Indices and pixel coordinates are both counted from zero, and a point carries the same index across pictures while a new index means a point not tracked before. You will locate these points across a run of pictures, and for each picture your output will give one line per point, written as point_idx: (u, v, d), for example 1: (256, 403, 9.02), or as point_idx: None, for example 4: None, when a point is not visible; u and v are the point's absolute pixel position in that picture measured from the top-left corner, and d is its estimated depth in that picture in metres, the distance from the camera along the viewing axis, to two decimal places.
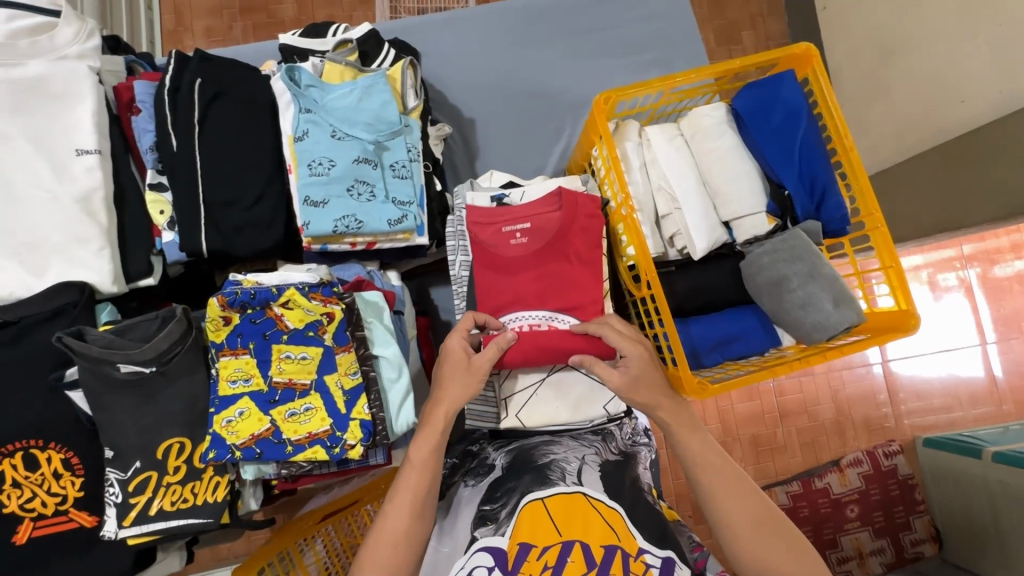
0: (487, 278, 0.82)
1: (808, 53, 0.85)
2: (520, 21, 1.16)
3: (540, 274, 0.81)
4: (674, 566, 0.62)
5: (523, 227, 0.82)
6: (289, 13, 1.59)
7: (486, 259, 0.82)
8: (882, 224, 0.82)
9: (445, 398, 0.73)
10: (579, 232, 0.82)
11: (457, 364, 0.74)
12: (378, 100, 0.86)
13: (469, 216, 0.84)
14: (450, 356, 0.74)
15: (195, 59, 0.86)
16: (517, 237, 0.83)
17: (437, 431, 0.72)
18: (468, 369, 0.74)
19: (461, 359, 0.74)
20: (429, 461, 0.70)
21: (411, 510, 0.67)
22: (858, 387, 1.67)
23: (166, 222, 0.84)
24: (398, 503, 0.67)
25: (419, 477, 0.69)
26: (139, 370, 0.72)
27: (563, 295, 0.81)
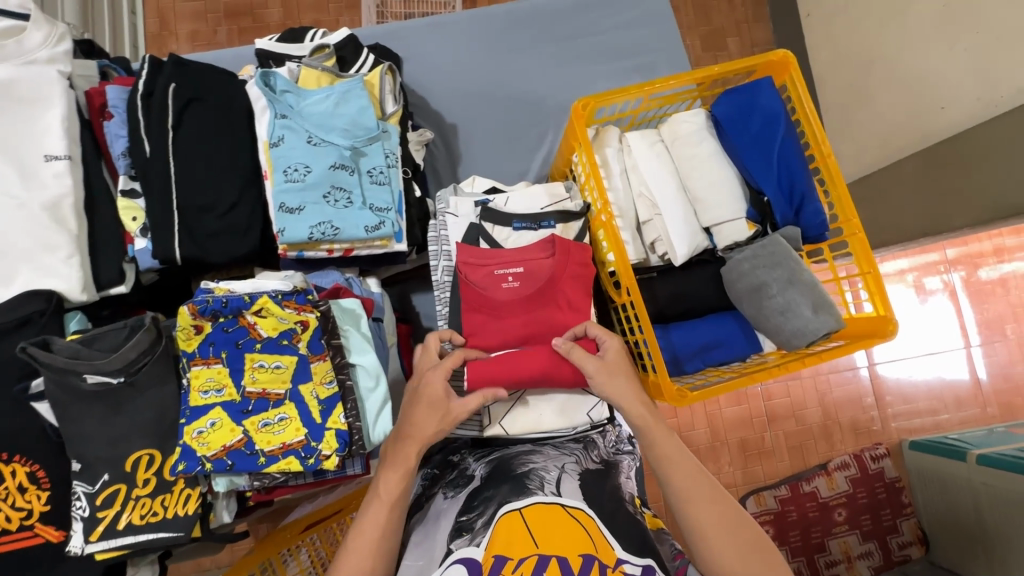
0: (474, 321, 0.80)
1: (786, 60, 0.86)
2: (502, 27, 1.15)
3: (529, 319, 0.79)
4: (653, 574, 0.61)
5: (516, 271, 0.80)
6: (275, 18, 1.58)
7: (475, 301, 0.79)
8: (860, 230, 0.83)
9: (418, 437, 0.70)
10: (570, 280, 0.80)
11: (434, 403, 0.70)
12: (355, 105, 0.85)
13: (459, 255, 0.82)
14: (428, 396, 0.70)
15: (169, 64, 0.84)
16: (508, 280, 0.81)
17: (407, 467, 0.69)
18: (445, 413, 0.70)
19: (439, 399, 0.70)
20: (399, 498, 0.68)
21: (372, 549, 0.66)
22: (844, 391, 1.68)
23: (139, 229, 0.82)
24: (362, 540, 0.66)
25: (385, 513, 0.67)
26: (107, 381, 0.71)
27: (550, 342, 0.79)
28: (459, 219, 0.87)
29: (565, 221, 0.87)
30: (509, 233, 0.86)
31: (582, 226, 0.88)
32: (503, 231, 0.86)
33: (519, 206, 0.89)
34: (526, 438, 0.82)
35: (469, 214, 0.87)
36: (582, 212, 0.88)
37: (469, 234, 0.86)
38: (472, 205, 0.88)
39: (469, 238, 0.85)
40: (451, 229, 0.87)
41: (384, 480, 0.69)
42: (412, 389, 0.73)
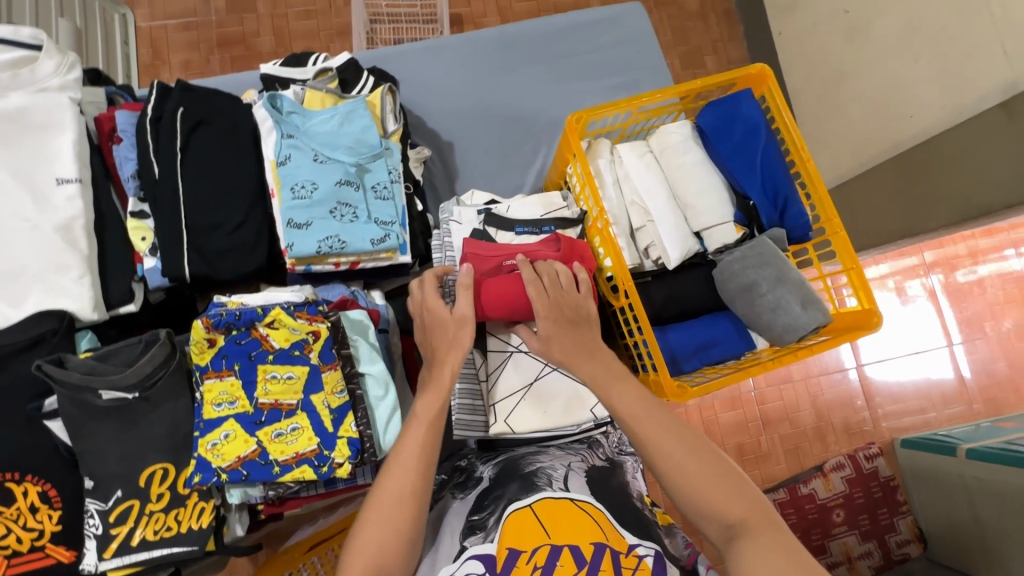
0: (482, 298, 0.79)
1: (763, 73, 0.92)
2: (493, 49, 1.21)
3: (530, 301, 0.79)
4: (664, 562, 0.64)
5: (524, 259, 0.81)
6: (267, 46, 1.62)
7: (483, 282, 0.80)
8: (842, 230, 0.87)
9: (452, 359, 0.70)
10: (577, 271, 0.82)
11: (444, 324, 0.72)
12: (359, 124, 0.89)
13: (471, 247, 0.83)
14: (439, 318, 0.72)
15: (177, 89, 0.88)
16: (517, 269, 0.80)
17: (442, 387, 0.69)
18: (456, 322, 0.72)
19: (447, 319, 0.72)
20: (437, 418, 0.68)
21: (415, 467, 0.64)
22: (835, 392, 1.72)
23: (148, 248, 0.84)
24: (404, 457, 0.65)
25: (425, 428, 0.67)
26: (122, 397, 0.72)
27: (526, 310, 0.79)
28: (463, 225, 0.90)
29: (564, 227, 0.91)
30: (511, 237, 0.89)
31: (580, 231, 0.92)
32: (506, 235, 0.89)
33: (520, 213, 0.92)
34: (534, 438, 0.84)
35: (473, 221, 0.91)
36: (579, 218, 0.92)
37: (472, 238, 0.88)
38: (475, 213, 0.92)
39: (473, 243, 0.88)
40: (455, 235, 0.90)
41: (422, 400, 0.69)
42: (420, 324, 0.75)
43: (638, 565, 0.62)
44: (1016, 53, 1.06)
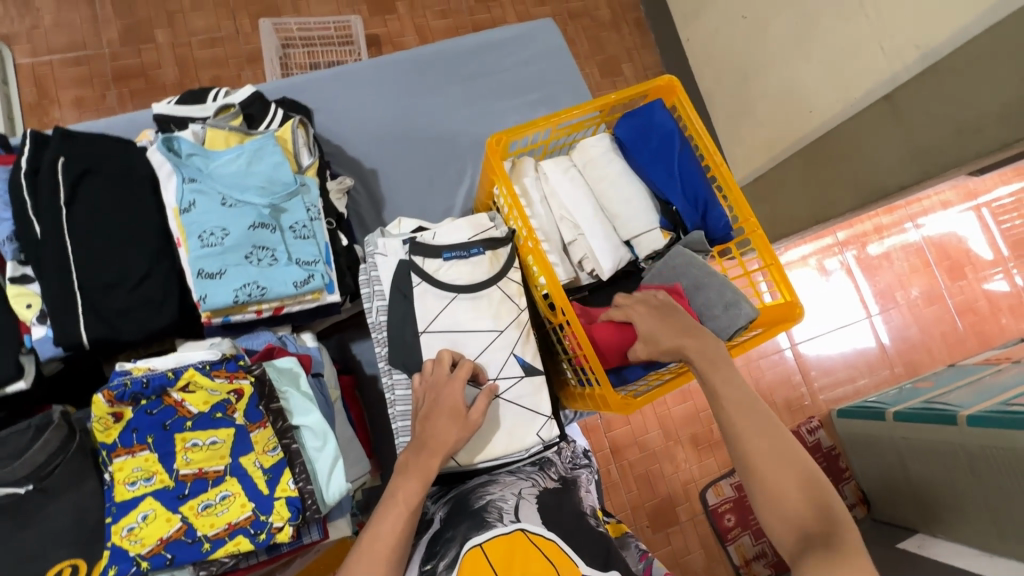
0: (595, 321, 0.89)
1: (671, 85, 0.96)
2: (408, 72, 1.19)
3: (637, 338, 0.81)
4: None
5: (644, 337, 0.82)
6: (170, 78, 1.52)
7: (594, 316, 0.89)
8: (758, 228, 0.91)
9: (442, 447, 0.71)
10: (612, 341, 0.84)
11: (452, 415, 0.73)
12: (269, 162, 0.84)
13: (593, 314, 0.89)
14: (449, 407, 0.73)
15: (55, 138, 0.79)
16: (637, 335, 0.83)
17: (427, 477, 0.70)
18: (466, 424, 0.73)
19: (457, 412, 0.73)
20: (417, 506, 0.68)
21: (384, 559, 0.65)
22: (775, 373, 1.80)
23: (35, 316, 0.76)
24: (377, 550, 0.65)
25: (405, 517, 0.67)
26: (11, 492, 0.64)
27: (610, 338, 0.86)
28: (389, 258, 0.86)
29: (492, 248, 0.87)
30: (440, 264, 0.85)
31: (510, 252, 0.89)
32: (433, 263, 0.85)
33: (447, 238, 0.88)
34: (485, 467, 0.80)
35: (399, 252, 0.86)
36: (508, 238, 0.89)
37: (400, 270, 0.85)
38: (400, 244, 0.87)
39: (401, 274, 0.84)
40: (382, 269, 0.86)
41: (404, 484, 0.69)
42: (424, 407, 0.74)
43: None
44: (893, 49, 1.16)
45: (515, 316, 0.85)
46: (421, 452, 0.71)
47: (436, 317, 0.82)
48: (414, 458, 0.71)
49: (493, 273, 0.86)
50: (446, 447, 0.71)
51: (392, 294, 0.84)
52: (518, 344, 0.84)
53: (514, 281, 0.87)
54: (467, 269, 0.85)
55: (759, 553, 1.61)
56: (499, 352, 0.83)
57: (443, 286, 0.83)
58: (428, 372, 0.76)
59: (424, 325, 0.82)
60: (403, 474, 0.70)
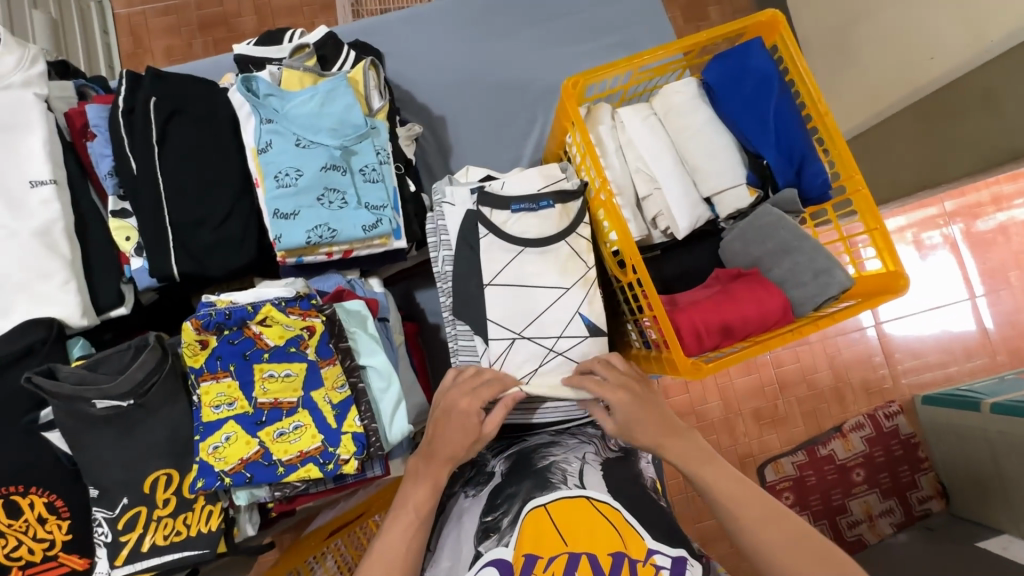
0: (702, 296, 0.86)
1: (775, 20, 0.85)
2: (481, 13, 1.13)
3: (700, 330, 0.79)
4: (685, 567, 0.61)
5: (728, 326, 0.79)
6: (249, 25, 1.55)
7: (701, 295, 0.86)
8: (863, 186, 0.81)
9: (449, 456, 0.70)
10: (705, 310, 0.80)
11: (465, 426, 0.71)
12: (341, 103, 0.83)
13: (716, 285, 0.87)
14: (460, 420, 0.71)
15: (148, 79, 0.82)
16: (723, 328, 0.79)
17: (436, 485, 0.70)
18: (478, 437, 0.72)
19: (471, 423, 0.71)
20: (426, 515, 0.68)
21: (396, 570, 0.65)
22: (853, 352, 1.67)
23: (133, 248, 0.81)
24: (386, 558, 0.65)
25: (412, 530, 0.67)
26: (116, 405, 0.70)
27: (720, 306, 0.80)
28: (456, 207, 0.84)
29: (563, 202, 0.83)
30: (507, 216, 0.82)
31: (582, 207, 0.84)
32: (501, 215, 0.82)
33: (516, 188, 0.84)
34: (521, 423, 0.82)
35: (466, 202, 0.84)
36: (580, 191, 0.84)
37: (467, 220, 0.83)
38: (468, 193, 0.85)
39: (468, 224, 0.82)
40: (449, 218, 0.84)
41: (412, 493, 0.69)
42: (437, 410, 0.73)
43: (655, 575, 0.60)
44: None
45: (583, 274, 0.82)
46: (430, 461, 0.71)
47: (502, 270, 0.80)
48: (423, 466, 0.71)
49: (561, 229, 0.82)
50: (455, 457, 0.71)
51: (459, 245, 0.83)
52: (583, 304, 0.81)
53: (583, 238, 0.83)
54: (534, 223, 0.81)
55: (884, 510, 1.57)
56: (563, 310, 0.80)
57: (510, 239, 0.80)
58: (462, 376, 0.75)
59: (488, 278, 0.81)
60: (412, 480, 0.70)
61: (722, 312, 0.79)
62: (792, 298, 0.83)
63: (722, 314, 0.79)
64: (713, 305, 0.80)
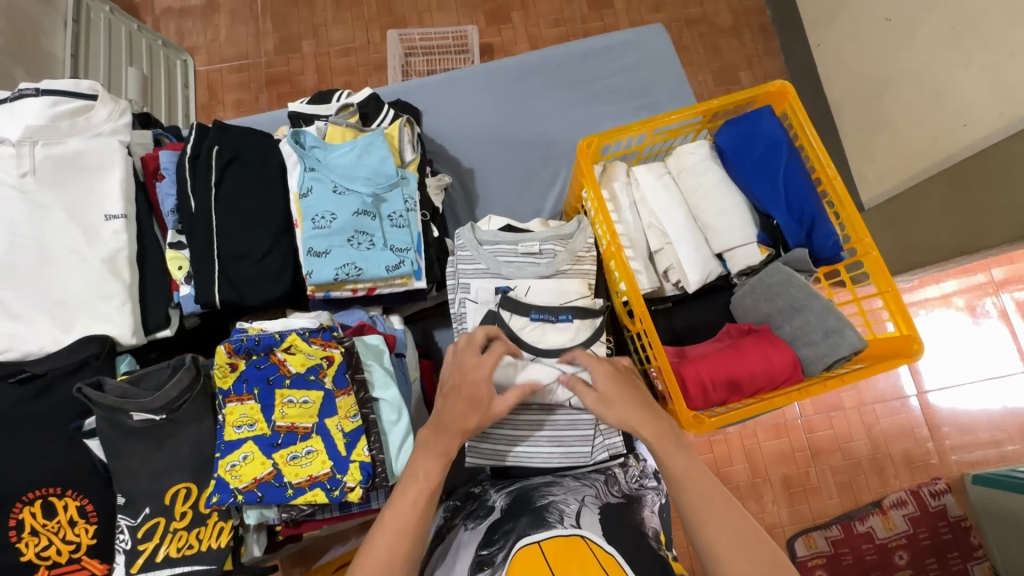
0: (710, 348, 0.87)
1: (783, 90, 0.90)
2: (513, 78, 1.23)
3: (700, 379, 0.79)
4: None
5: (734, 380, 0.79)
6: (310, 83, 1.72)
7: (707, 348, 0.88)
8: (874, 250, 0.82)
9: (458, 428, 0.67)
10: (712, 361, 0.81)
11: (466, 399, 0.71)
12: (377, 155, 0.92)
13: (726, 338, 0.88)
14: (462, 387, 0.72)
15: (213, 129, 0.94)
16: (729, 382, 0.80)
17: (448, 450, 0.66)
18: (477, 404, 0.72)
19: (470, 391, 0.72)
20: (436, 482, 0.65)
21: (410, 534, 0.60)
22: (893, 422, 1.57)
23: (183, 277, 0.90)
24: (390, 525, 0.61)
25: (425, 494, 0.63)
26: (150, 418, 0.76)
27: (730, 361, 0.80)
28: (479, 306, 0.88)
29: (583, 317, 0.87)
30: (525, 323, 0.85)
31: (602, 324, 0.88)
32: (519, 320, 0.85)
33: (540, 296, 0.88)
34: (519, 450, 0.85)
35: (489, 301, 0.88)
36: (602, 311, 0.89)
37: (486, 319, 0.86)
38: (492, 291, 0.89)
39: (486, 324, 0.85)
40: (470, 315, 0.88)
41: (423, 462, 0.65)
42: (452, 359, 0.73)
43: None
44: None
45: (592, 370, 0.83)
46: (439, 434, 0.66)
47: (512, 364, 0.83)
48: (432, 438, 0.66)
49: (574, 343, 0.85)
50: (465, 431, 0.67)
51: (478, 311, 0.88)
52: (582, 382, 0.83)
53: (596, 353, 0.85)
54: (551, 335, 0.85)
55: None
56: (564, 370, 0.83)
57: (525, 346, 0.84)
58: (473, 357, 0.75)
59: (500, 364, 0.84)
60: (423, 452, 0.66)
61: (731, 365, 0.80)
62: (803, 356, 0.83)
63: (731, 365, 0.80)
64: (721, 356, 0.81)
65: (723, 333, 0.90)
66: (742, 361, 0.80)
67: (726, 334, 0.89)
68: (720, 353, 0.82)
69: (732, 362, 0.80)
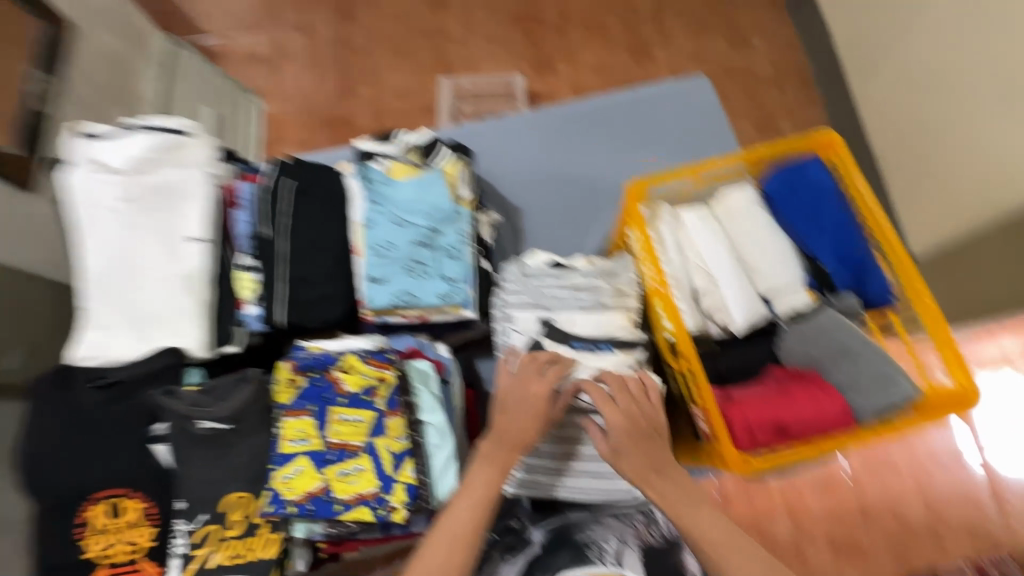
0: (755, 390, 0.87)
1: (830, 140, 0.94)
2: (562, 123, 1.30)
3: (749, 420, 0.79)
4: None
5: (784, 423, 0.79)
6: (364, 122, 1.84)
7: (752, 389, 0.87)
8: (928, 299, 0.82)
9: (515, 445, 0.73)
10: (760, 403, 0.80)
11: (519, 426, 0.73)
12: (435, 192, 0.98)
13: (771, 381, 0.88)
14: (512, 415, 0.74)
15: (289, 164, 1.03)
16: (778, 425, 0.79)
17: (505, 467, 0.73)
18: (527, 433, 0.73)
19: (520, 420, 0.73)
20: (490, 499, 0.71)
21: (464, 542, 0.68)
22: (950, 485, 1.47)
23: (250, 297, 0.96)
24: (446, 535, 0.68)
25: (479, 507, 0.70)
26: (217, 427, 0.81)
27: (779, 403, 0.80)
28: (523, 336, 0.91)
29: (625, 349, 0.89)
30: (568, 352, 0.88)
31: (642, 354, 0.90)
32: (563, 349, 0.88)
33: (585, 327, 0.90)
34: (564, 481, 0.82)
35: (533, 331, 0.91)
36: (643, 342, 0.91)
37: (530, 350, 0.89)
38: (536, 322, 0.92)
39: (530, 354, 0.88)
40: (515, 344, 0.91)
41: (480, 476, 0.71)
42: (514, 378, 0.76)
43: None
44: None
45: None
46: (500, 444, 0.73)
47: None
48: (493, 451, 0.73)
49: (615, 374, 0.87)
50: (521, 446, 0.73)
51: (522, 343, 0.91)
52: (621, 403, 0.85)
53: None
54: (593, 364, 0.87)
55: None
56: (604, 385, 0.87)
57: None
58: (521, 365, 0.77)
59: None
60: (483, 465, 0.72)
61: (779, 406, 0.80)
62: (854, 404, 0.82)
63: (780, 407, 0.80)
64: (769, 398, 0.81)
65: (767, 374, 0.89)
66: (791, 404, 0.80)
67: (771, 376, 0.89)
68: (768, 395, 0.82)
69: (781, 404, 0.80)
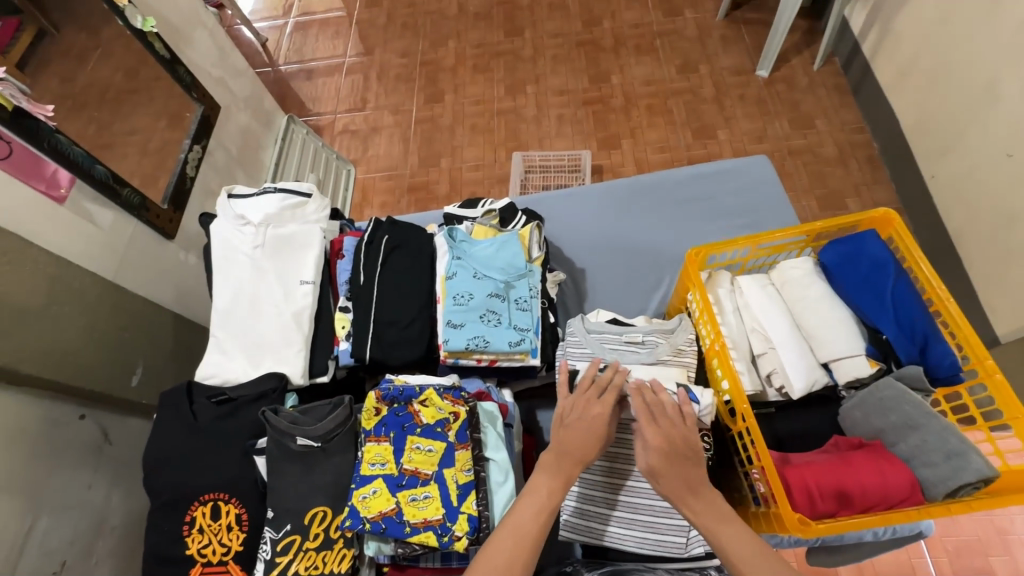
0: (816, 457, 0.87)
1: (887, 217, 0.97)
2: (626, 196, 1.42)
3: (808, 486, 0.79)
4: None
5: (845, 492, 0.78)
6: (442, 190, 2.05)
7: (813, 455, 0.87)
8: (998, 373, 0.81)
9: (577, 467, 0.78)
10: (820, 469, 0.80)
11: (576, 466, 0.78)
12: (511, 251, 1.11)
13: (834, 449, 0.87)
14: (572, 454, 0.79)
15: (386, 222, 1.19)
16: (839, 493, 0.79)
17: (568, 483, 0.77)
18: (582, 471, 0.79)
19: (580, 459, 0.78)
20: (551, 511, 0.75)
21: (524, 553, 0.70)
22: None
23: (344, 334, 1.10)
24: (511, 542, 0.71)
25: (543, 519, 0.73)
26: (310, 444, 0.92)
27: (839, 472, 0.80)
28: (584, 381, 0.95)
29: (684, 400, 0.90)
30: None
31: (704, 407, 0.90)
32: None
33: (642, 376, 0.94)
34: (613, 529, 0.88)
35: None
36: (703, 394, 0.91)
37: None
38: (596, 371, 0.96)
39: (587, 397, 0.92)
40: None
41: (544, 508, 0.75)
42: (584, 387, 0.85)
43: None
44: None
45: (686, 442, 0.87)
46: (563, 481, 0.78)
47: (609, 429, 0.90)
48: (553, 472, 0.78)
49: None
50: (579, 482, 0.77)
51: None
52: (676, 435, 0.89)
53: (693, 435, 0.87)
54: None
55: None
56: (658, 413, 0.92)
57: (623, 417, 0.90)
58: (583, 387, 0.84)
59: None
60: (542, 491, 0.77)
61: (840, 475, 0.79)
62: (921, 478, 0.81)
63: (840, 476, 0.79)
64: (830, 465, 0.81)
65: (831, 443, 0.89)
66: (853, 473, 0.79)
67: (833, 444, 0.88)
68: (828, 462, 0.82)
69: (842, 473, 0.80)
